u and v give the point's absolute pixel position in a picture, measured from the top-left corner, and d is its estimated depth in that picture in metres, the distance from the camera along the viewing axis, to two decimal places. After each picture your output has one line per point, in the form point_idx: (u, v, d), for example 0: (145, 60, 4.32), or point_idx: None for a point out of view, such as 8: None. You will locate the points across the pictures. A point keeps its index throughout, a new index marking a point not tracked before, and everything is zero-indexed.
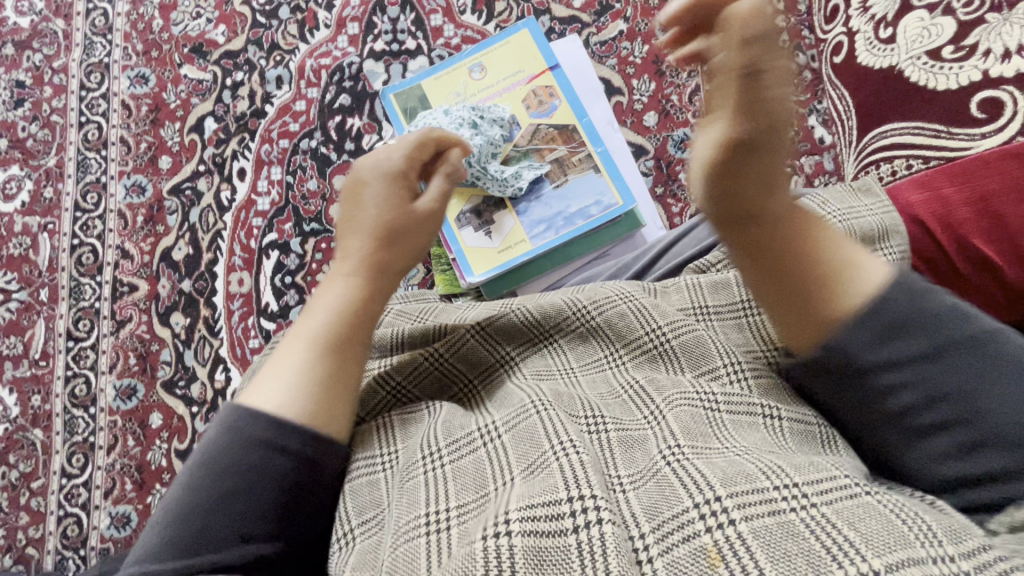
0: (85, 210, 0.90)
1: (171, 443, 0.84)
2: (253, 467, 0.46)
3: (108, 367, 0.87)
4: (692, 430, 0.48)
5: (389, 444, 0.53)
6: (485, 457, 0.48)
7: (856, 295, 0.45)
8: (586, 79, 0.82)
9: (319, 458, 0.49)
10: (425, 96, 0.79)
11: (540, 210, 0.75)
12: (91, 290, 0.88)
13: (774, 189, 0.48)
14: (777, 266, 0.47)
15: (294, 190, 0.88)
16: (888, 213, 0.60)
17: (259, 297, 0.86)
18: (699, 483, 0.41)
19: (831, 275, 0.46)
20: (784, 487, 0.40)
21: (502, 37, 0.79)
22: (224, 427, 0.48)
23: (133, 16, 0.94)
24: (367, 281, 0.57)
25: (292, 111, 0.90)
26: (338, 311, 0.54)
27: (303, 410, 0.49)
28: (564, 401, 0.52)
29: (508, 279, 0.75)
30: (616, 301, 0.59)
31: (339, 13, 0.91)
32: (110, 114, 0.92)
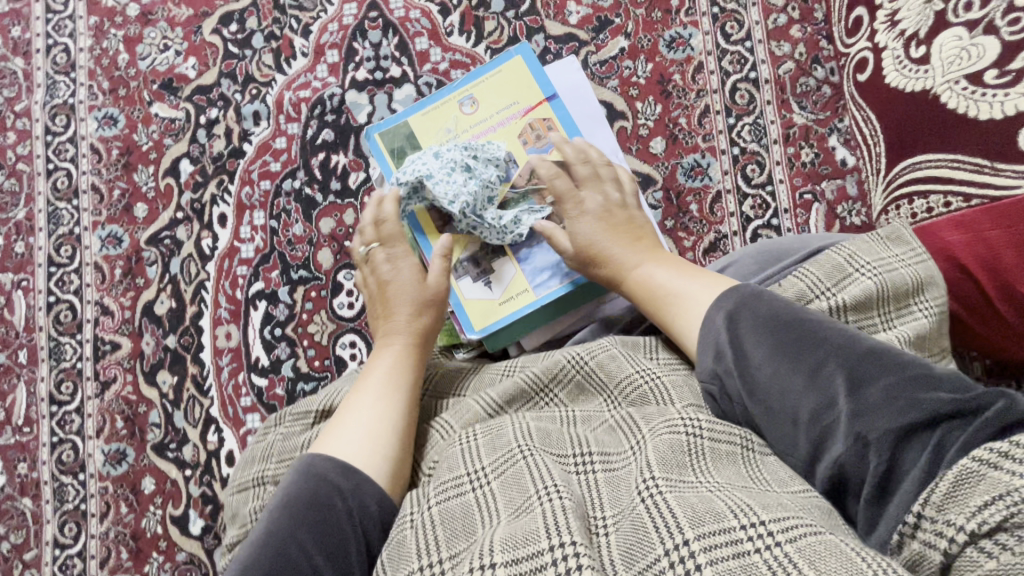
0: (60, 264, 0.85)
1: (165, 508, 0.81)
2: (316, 502, 0.52)
3: (96, 431, 0.83)
4: (670, 459, 0.50)
5: (418, 503, 0.54)
6: (473, 501, 0.52)
7: (687, 308, 0.59)
8: (586, 105, 0.74)
9: (352, 490, 0.54)
10: (413, 133, 0.72)
11: (542, 256, 0.70)
12: (72, 349, 0.84)
13: (612, 257, 0.66)
14: (644, 303, 0.64)
15: (279, 235, 0.83)
16: (923, 263, 0.56)
17: (249, 351, 0.82)
18: (670, 525, 0.42)
19: (671, 299, 0.61)
20: (749, 526, 0.40)
21: (493, 64, 0.72)
22: (299, 470, 0.55)
23: (97, 51, 0.88)
24: (411, 347, 0.67)
25: (272, 149, 0.84)
26: (386, 383, 0.63)
27: (370, 461, 0.56)
28: (551, 442, 0.56)
29: (512, 331, 0.70)
30: (608, 346, 0.63)
31: (317, 40, 0.84)
32: (79, 159, 0.86)
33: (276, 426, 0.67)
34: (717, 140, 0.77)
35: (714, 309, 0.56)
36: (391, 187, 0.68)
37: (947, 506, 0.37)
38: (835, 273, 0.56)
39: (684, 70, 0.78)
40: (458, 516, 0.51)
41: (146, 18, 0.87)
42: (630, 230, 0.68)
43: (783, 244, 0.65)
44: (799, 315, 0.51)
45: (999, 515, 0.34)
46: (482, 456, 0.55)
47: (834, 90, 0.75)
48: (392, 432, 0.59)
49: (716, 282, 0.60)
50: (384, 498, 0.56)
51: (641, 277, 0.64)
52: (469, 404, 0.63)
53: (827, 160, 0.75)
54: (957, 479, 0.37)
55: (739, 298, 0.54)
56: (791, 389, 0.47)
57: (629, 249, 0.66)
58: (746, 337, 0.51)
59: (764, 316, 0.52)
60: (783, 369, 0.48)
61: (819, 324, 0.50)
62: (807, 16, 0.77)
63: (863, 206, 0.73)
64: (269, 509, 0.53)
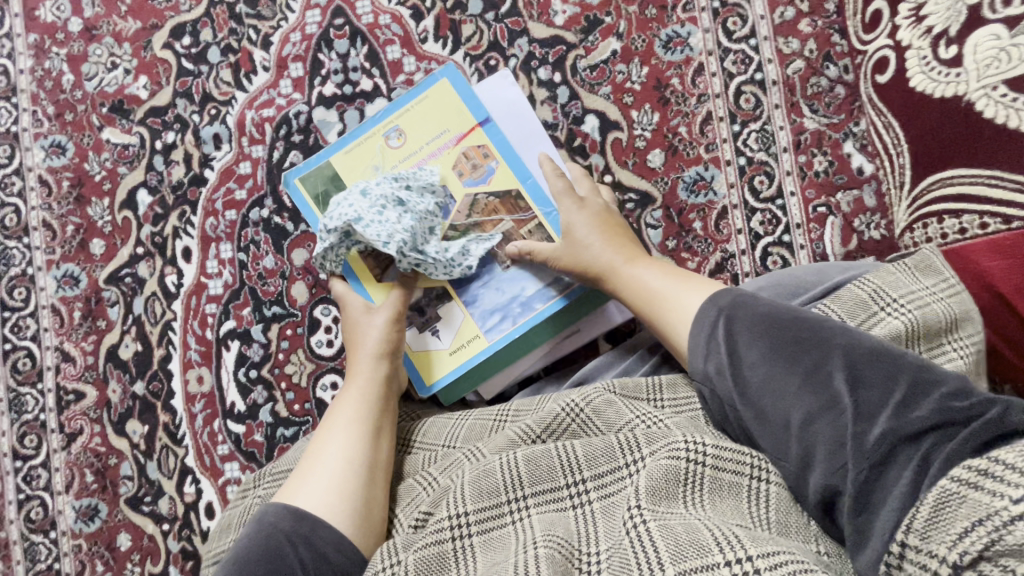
0: (14, 308, 0.78)
1: (144, 566, 0.76)
2: (269, 555, 0.50)
3: (65, 487, 0.77)
4: (663, 490, 0.46)
5: (390, 557, 0.49)
6: (451, 553, 0.48)
7: (675, 308, 0.56)
8: (524, 123, 0.68)
9: (308, 536, 0.52)
10: (337, 174, 0.67)
11: (490, 298, 0.66)
12: (34, 400, 0.78)
13: (595, 254, 0.62)
14: (631, 301, 0.60)
15: (249, 269, 0.76)
16: (957, 296, 0.50)
17: (223, 396, 0.76)
18: (651, 559, 0.41)
19: (659, 298, 0.58)
20: (734, 562, 0.38)
21: (417, 91, 0.67)
22: (257, 521, 0.53)
23: (38, 72, 0.80)
24: (375, 378, 0.63)
25: (236, 175, 0.77)
26: (349, 421, 0.60)
27: (328, 501, 0.54)
28: (541, 473, 0.51)
29: (469, 379, 0.68)
30: (604, 390, 0.56)
31: (278, 52, 0.77)
32: (27, 193, 0.79)
33: (254, 488, 0.63)
34: (721, 150, 0.70)
35: (707, 306, 0.53)
36: (320, 237, 0.64)
37: (930, 534, 0.35)
38: (859, 309, 0.51)
39: (683, 73, 0.71)
40: (433, 569, 0.48)
41: (90, 33, 0.79)
42: (619, 231, 0.64)
43: (800, 275, 0.59)
44: (800, 315, 0.48)
45: (979, 543, 0.32)
46: (464, 494, 0.51)
47: (850, 90, 0.68)
48: (352, 469, 0.56)
49: (704, 286, 0.58)
50: (343, 541, 0.52)
51: (630, 277, 0.61)
52: (457, 457, 0.57)
53: (842, 168, 0.68)
54: (938, 502, 0.35)
55: (735, 296, 0.52)
56: (786, 391, 0.45)
57: (614, 247, 0.62)
58: (742, 333, 0.49)
59: (762, 313, 0.49)
60: (779, 370, 0.46)
61: (814, 322, 0.48)
62: (817, 7, 0.69)
63: (882, 219, 0.67)
64: (224, 563, 0.51)
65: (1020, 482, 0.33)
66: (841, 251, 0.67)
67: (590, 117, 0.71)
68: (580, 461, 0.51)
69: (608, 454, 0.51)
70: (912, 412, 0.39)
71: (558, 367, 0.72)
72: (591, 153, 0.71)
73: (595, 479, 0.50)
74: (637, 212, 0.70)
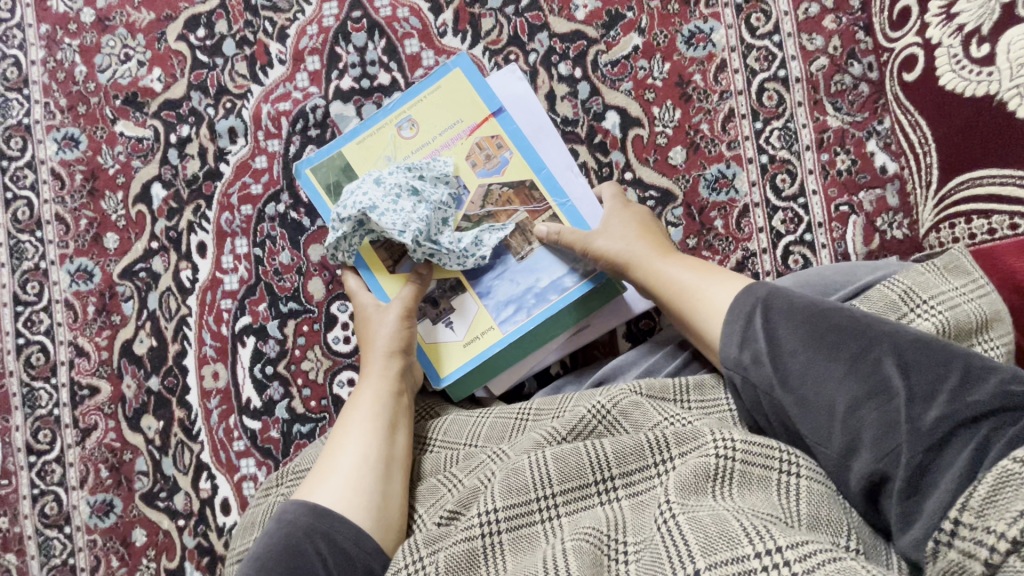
0: (27, 302, 0.78)
1: (159, 561, 0.76)
2: (291, 552, 0.50)
3: (79, 482, 0.77)
4: (691, 486, 0.46)
5: (413, 552, 0.49)
6: (481, 549, 0.48)
7: (704, 301, 0.57)
8: (534, 116, 0.67)
9: (328, 532, 0.51)
10: (348, 164, 0.66)
11: (505, 289, 0.65)
12: (47, 395, 0.77)
13: (625, 246, 0.62)
14: (661, 294, 0.61)
15: (265, 265, 0.76)
16: (986, 296, 0.50)
17: (239, 392, 0.76)
18: (681, 552, 0.40)
19: (689, 291, 0.58)
20: (765, 555, 0.38)
21: (431, 80, 0.66)
22: (276, 520, 0.52)
23: (51, 64, 0.79)
24: (389, 375, 0.63)
25: (252, 169, 0.76)
26: (365, 417, 0.60)
27: (347, 497, 0.54)
28: (570, 473, 0.50)
29: (482, 372, 0.67)
30: (630, 391, 0.56)
31: (295, 45, 0.76)
32: (40, 186, 0.78)
33: (277, 487, 0.63)
34: (743, 148, 0.69)
35: (743, 298, 0.53)
36: (332, 227, 0.63)
37: (988, 512, 0.34)
38: (888, 309, 0.50)
39: (705, 69, 0.70)
40: (464, 566, 0.48)
41: (103, 24, 0.78)
42: (654, 231, 0.65)
43: (827, 275, 0.59)
44: (838, 306, 0.48)
45: None
46: (494, 491, 0.50)
47: (874, 88, 0.67)
48: (368, 467, 0.56)
49: (734, 279, 0.58)
50: (362, 537, 0.52)
51: (660, 272, 0.61)
52: (480, 458, 0.57)
53: (865, 166, 0.67)
54: (998, 481, 0.35)
55: (771, 287, 0.52)
56: (829, 376, 0.45)
57: (647, 243, 0.63)
58: (781, 322, 0.49)
59: (800, 303, 0.49)
60: (822, 357, 0.46)
61: (853, 313, 0.47)
62: (842, 4, 0.69)
63: (905, 218, 0.66)
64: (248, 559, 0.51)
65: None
66: (863, 250, 0.67)
67: (611, 114, 0.71)
68: (609, 458, 0.50)
69: (637, 453, 0.50)
70: (970, 395, 0.39)
71: (577, 366, 0.72)
72: (612, 150, 0.71)
73: (624, 477, 0.50)
74: (658, 209, 0.70)
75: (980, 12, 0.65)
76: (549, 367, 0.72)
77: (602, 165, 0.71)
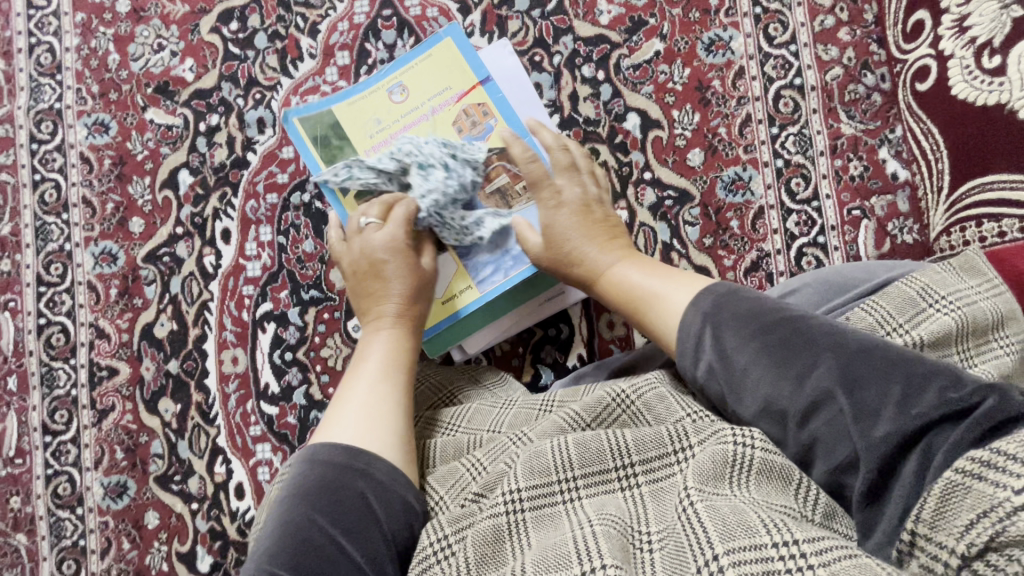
0: (50, 283, 0.79)
1: (171, 545, 0.76)
2: (330, 488, 0.50)
3: (94, 463, 0.77)
4: (709, 473, 0.46)
5: (435, 532, 0.50)
6: (505, 527, 0.49)
7: (658, 318, 0.57)
8: (521, 87, 0.70)
9: (366, 468, 0.52)
10: (339, 124, 0.68)
11: (484, 251, 0.67)
12: (65, 375, 0.78)
13: (577, 257, 0.64)
14: (617, 302, 0.63)
15: (288, 252, 0.77)
16: (999, 294, 0.52)
17: (257, 377, 0.76)
18: (700, 540, 0.40)
19: (644, 303, 0.59)
20: (782, 545, 0.38)
21: (422, 49, 0.68)
22: (306, 458, 0.53)
23: (84, 51, 0.80)
24: (405, 338, 0.64)
25: (279, 159, 0.78)
26: (385, 375, 0.61)
27: (385, 442, 0.55)
28: (591, 456, 0.51)
29: (460, 329, 0.69)
30: (653, 384, 0.57)
31: (325, 40, 0.78)
32: (68, 169, 0.79)
33: None
34: (759, 152, 0.72)
35: (691, 314, 0.54)
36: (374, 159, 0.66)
37: (939, 524, 0.35)
38: (907, 306, 0.51)
39: (724, 75, 0.73)
40: (490, 542, 0.48)
41: (138, 15, 0.80)
42: (598, 226, 0.65)
43: (846, 272, 0.61)
44: (780, 315, 0.49)
45: (985, 534, 0.33)
46: (517, 472, 0.51)
47: (886, 98, 0.70)
48: (394, 408, 0.59)
49: (693, 283, 0.57)
50: (397, 473, 0.53)
51: (617, 279, 0.62)
52: (502, 442, 0.57)
53: (877, 173, 0.70)
54: (944, 493, 0.36)
55: (715, 303, 0.52)
56: (781, 390, 0.46)
57: (598, 247, 0.64)
58: (727, 336, 0.50)
59: (745, 311, 0.50)
60: (770, 375, 0.47)
61: (804, 321, 0.48)
62: (856, 17, 0.72)
63: (915, 223, 0.69)
64: (279, 499, 0.51)
65: (1021, 472, 0.33)
66: (874, 253, 0.69)
67: (632, 115, 0.73)
68: (629, 446, 0.51)
69: (657, 441, 0.51)
70: (913, 408, 0.40)
71: (594, 359, 0.73)
72: (632, 150, 0.73)
73: (644, 463, 0.50)
74: (676, 209, 0.72)
75: (992, 26, 0.65)
76: (567, 360, 0.73)
77: (622, 164, 0.73)
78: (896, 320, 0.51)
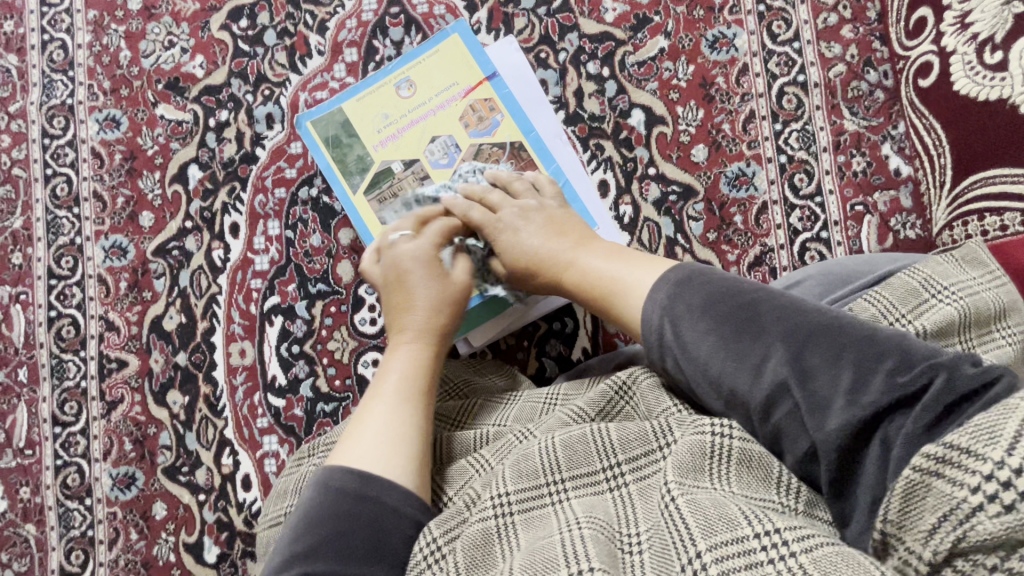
0: (61, 276, 0.80)
1: (178, 535, 0.77)
2: (339, 519, 0.49)
3: (103, 454, 0.78)
4: (690, 466, 0.46)
5: (427, 536, 0.49)
6: (495, 530, 0.49)
7: (622, 305, 0.56)
8: (528, 84, 0.71)
9: (379, 496, 0.50)
10: (348, 120, 0.69)
11: None
12: (75, 367, 0.79)
13: (538, 261, 0.62)
14: (586, 298, 0.60)
15: (296, 246, 0.78)
16: (1001, 286, 0.52)
17: (264, 369, 0.77)
18: (683, 536, 0.40)
19: (608, 295, 0.57)
20: (764, 535, 0.38)
21: (430, 45, 0.69)
22: (315, 487, 0.51)
23: (96, 48, 0.82)
24: (426, 351, 0.62)
25: (287, 155, 0.79)
26: (401, 391, 0.59)
27: (403, 467, 0.53)
28: (578, 457, 0.51)
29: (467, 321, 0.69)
30: (637, 379, 0.57)
31: (334, 36, 0.79)
32: (79, 164, 0.81)
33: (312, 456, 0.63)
34: (763, 147, 0.72)
35: (648, 304, 0.52)
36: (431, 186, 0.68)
37: (906, 525, 0.36)
38: (910, 296, 0.51)
39: (728, 72, 0.73)
40: (481, 546, 0.48)
41: (149, 12, 0.82)
42: (553, 224, 0.63)
43: (848, 266, 0.61)
44: (741, 301, 0.48)
45: (949, 541, 0.34)
46: (506, 476, 0.52)
47: (889, 94, 0.71)
48: (409, 431, 0.56)
49: (656, 265, 0.56)
50: (410, 496, 0.51)
51: (579, 276, 0.60)
52: (508, 438, 0.58)
53: (880, 169, 0.71)
54: (906, 493, 0.35)
55: (669, 293, 0.51)
56: (739, 381, 0.46)
57: (557, 245, 0.62)
58: (686, 327, 0.49)
59: (699, 300, 0.49)
60: (729, 366, 0.46)
61: (771, 304, 0.47)
62: (858, 15, 0.73)
63: (919, 219, 0.70)
64: (287, 527, 0.50)
65: (978, 469, 0.33)
66: (878, 248, 0.70)
67: (636, 111, 0.74)
68: (614, 445, 0.51)
69: (641, 438, 0.51)
70: (862, 398, 0.40)
71: (598, 353, 0.74)
72: (637, 146, 0.73)
73: (630, 462, 0.51)
74: (680, 204, 0.72)
75: (994, 22, 0.65)
76: (572, 354, 0.74)
77: (627, 160, 0.73)
78: (900, 310, 0.51)
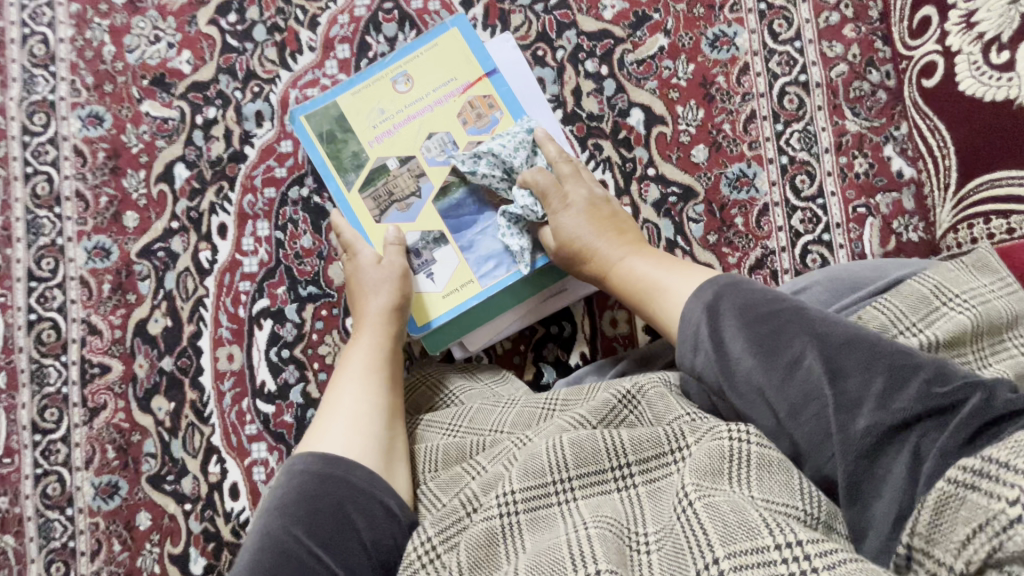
0: (41, 278, 0.77)
1: (163, 546, 0.74)
2: (307, 499, 0.49)
3: (84, 462, 0.75)
4: (707, 469, 0.44)
5: (420, 538, 0.48)
6: (499, 530, 0.47)
7: (661, 308, 0.57)
8: (527, 81, 0.69)
9: (344, 475, 0.52)
10: (342, 115, 0.67)
11: (486, 244, 0.66)
12: (56, 372, 0.76)
13: (590, 257, 0.63)
14: (625, 295, 0.61)
15: (286, 248, 0.76)
16: (1013, 294, 0.51)
17: (253, 374, 0.75)
18: (701, 542, 0.39)
19: (648, 296, 0.59)
20: (785, 547, 0.36)
21: (429, 39, 0.67)
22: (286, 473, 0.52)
23: (79, 42, 0.79)
24: (381, 338, 0.64)
25: (277, 154, 0.77)
26: (361, 374, 0.62)
27: (368, 452, 0.55)
28: (587, 457, 0.49)
29: (462, 324, 0.67)
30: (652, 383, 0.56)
31: (326, 32, 0.77)
32: (61, 162, 0.78)
33: None
34: (764, 148, 0.71)
35: (692, 303, 0.52)
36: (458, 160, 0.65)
37: (935, 538, 0.34)
38: (919, 304, 0.50)
39: (728, 72, 0.72)
40: (483, 545, 0.46)
41: (134, 6, 0.79)
42: (605, 223, 0.64)
43: (854, 271, 0.60)
44: (783, 305, 0.47)
45: (983, 550, 0.32)
46: (512, 475, 0.49)
47: (891, 95, 0.70)
48: (376, 418, 0.58)
49: (696, 274, 0.57)
50: (377, 479, 0.53)
51: (625, 273, 0.61)
52: (505, 444, 0.56)
53: (882, 170, 0.70)
54: (938, 504, 0.34)
55: (717, 290, 0.51)
56: (769, 385, 0.45)
57: (608, 242, 0.63)
58: (726, 326, 0.48)
59: (748, 300, 0.49)
60: (758, 368, 0.45)
61: (809, 312, 0.46)
62: (861, 14, 0.71)
63: (921, 222, 0.68)
64: (262, 509, 0.50)
65: (1016, 481, 0.31)
66: (880, 251, 0.69)
67: (636, 111, 0.72)
68: (624, 446, 0.50)
69: (653, 441, 0.50)
70: (894, 402, 0.39)
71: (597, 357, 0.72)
72: (636, 146, 0.72)
73: (641, 464, 0.49)
74: (680, 206, 0.71)
75: (1000, 21, 0.67)
76: (570, 359, 0.72)
77: (626, 160, 0.72)
78: (909, 318, 0.50)
